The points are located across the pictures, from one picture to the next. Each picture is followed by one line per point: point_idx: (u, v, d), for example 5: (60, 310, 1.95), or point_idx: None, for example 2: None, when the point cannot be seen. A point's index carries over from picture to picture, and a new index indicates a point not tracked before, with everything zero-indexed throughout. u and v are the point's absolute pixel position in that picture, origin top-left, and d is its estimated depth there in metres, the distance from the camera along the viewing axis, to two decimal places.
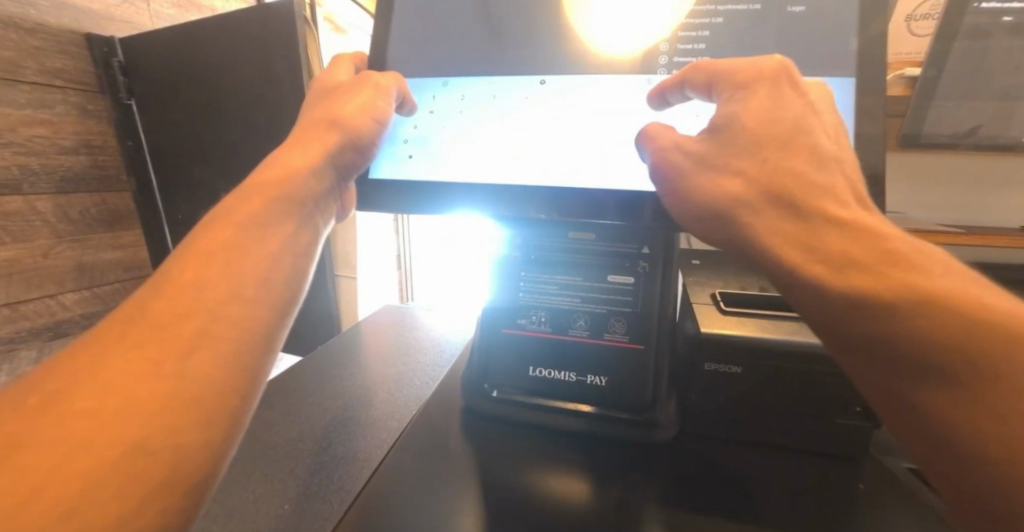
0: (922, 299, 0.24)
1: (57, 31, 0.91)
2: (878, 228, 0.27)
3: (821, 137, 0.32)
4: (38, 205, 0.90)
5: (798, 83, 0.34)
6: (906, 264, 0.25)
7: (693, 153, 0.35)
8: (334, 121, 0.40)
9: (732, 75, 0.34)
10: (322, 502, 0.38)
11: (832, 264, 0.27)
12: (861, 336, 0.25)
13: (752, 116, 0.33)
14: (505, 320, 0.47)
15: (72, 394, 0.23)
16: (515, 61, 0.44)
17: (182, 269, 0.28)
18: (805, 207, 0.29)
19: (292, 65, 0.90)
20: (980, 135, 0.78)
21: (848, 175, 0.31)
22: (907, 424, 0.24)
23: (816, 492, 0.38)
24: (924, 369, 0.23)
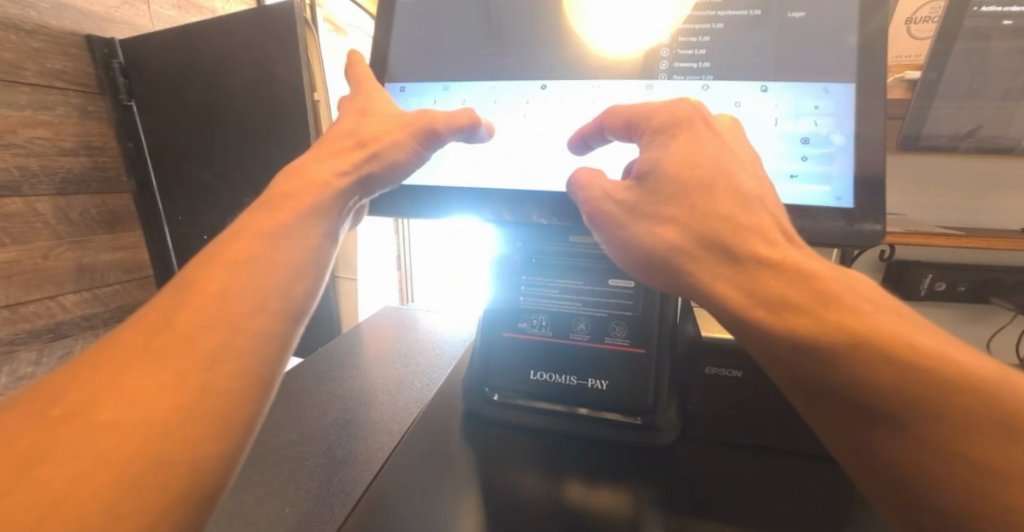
0: (862, 342, 0.23)
1: (57, 33, 0.91)
2: (810, 265, 0.26)
3: (740, 176, 0.31)
4: (38, 207, 0.90)
5: (713, 124, 0.33)
6: (839, 304, 0.24)
7: (623, 202, 0.34)
8: (362, 142, 0.37)
9: (650, 119, 0.34)
10: (326, 505, 0.38)
11: (771, 307, 0.26)
12: (811, 380, 0.25)
13: (674, 162, 0.32)
14: (505, 323, 0.47)
15: (95, 405, 0.22)
16: (516, 65, 0.44)
17: (207, 277, 0.27)
18: (737, 251, 0.28)
19: (293, 65, 0.89)
20: (981, 136, 0.77)
21: (772, 211, 0.30)
22: (865, 462, 0.24)
23: (808, 498, 0.38)
24: (874, 412, 0.23)
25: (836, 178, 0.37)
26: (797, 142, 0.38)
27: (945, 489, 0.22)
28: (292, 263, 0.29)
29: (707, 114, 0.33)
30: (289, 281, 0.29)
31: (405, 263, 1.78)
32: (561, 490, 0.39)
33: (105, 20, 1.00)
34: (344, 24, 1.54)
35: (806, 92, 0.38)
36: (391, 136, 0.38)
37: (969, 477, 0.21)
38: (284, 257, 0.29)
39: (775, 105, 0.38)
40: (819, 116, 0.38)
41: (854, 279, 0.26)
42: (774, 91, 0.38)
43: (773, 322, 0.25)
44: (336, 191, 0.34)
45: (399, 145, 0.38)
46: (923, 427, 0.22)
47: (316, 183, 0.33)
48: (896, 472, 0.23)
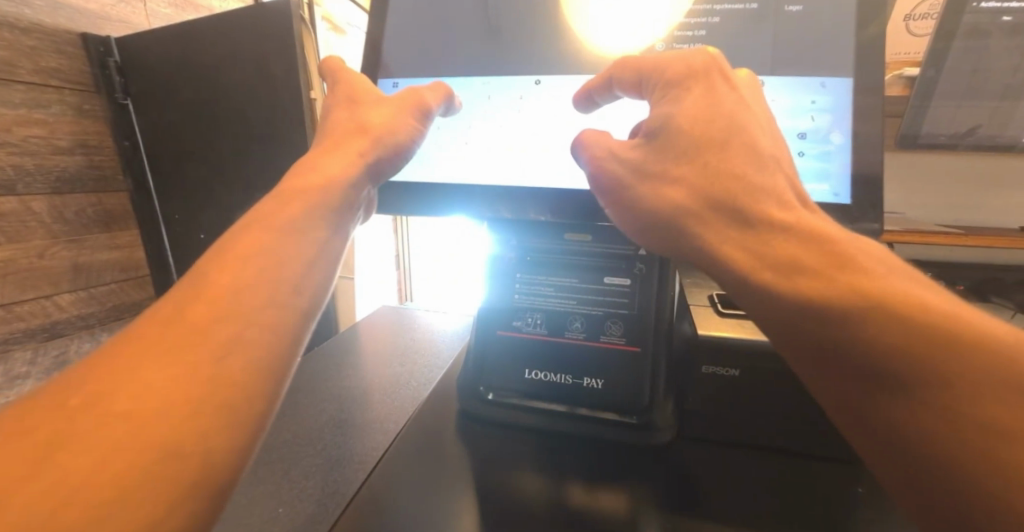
0: (873, 302, 0.22)
1: (52, 31, 0.91)
2: (824, 228, 0.26)
3: (755, 134, 0.30)
4: (33, 205, 0.89)
5: (729, 76, 0.33)
6: (853, 266, 0.24)
7: (629, 161, 0.33)
8: (363, 128, 0.38)
9: (664, 71, 0.33)
10: (320, 506, 0.38)
11: (780, 270, 0.25)
12: (817, 344, 0.24)
13: (688, 118, 0.31)
14: (499, 322, 0.46)
15: (109, 395, 0.21)
16: (511, 61, 0.44)
17: (220, 269, 0.26)
18: (746, 212, 0.27)
19: (290, 62, 0.89)
20: (981, 134, 0.78)
21: (787, 173, 0.29)
22: (870, 430, 0.23)
23: (807, 490, 0.38)
24: (884, 375, 0.22)
25: (835, 175, 0.37)
26: (795, 138, 0.37)
27: (954, 458, 0.20)
28: (307, 257, 0.29)
29: (724, 67, 0.33)
30: (298, 274, 0.28)
31: (403, 263, 1.78)
32: (561, 491, 0.38)
33: (100, 18, 1.00)
34: (342, 23, 1.54)
35: (804, 88, 0.38)
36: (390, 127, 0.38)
37: (977, 440, 0.20)
38: (286, 248, 0.28)
39: (773, 101, 0.38)
40: (816, 113, 0.37)
41: (866, 245, 0.26)
42: (771, 87, 0.38)
43: (779, 286, 0.25)
44: (334, 185, 0.33)
45: (398, 135, 0.38)
46: (934, 390, 0.21)
47: (314, 177, 0.33)
48: (902, 437, 0.22)
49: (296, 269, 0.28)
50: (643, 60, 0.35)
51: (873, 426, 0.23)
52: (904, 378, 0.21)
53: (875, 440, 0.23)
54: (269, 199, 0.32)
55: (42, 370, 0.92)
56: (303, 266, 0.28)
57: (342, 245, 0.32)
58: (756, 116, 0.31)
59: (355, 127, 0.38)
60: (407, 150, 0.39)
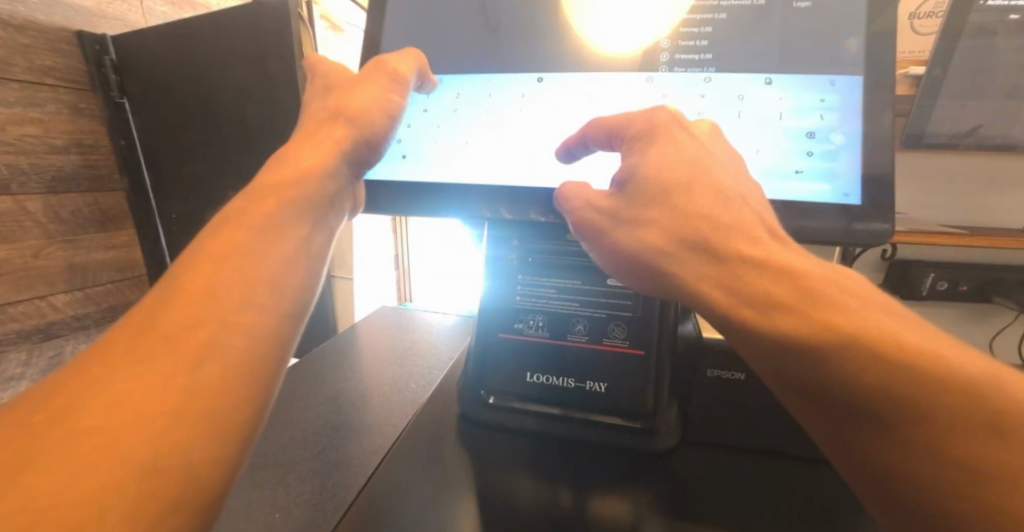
0: (845, 339, 0.22)
1: (47, 29, 0.90)
2: (798, 264, 0.26)
3: (718, 172, 0.31)
4: (27, 205, 0.89)
5: (687, 125, 0.34)
6: (826, 302, 0.24)
7: (604, 209, 0.34)
8: (337, 113, 0.38)
9: (629, 126, 0.35)
10: (317, 511, 0.37)
11: (755, 307, 0.25)
12: (796, 379, 0.24)
13: (654, 165, 0.32)
14: (501, 325, 0.46)
15: (81, 409, 0.21)
16: (512, 59, 0.43)
17: (192, 274, 0.26)
18: (719, 250, 0.28)
19: (288, 60, 0.87)
20: (981, 135, 0.77)
21: (755, 209, 0.30)
22: (854, 466, 0.22)
23: (811, 495, 0.37)
24: (865, 416, 0.22)
25: (842, 175, 0.36)
26: (803, 138, 0.37)
27: (937, 490, 0.20)
28: (289, 257, 0.28)
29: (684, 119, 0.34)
30: (278, 276, 0.27)
31: (401, 263, 1.77)
32: (552, 495, 0.38)
33: (96, 16, 0.99)
34: (341, 22, 1.53)
35: (812, 86, 0.37)
36: None
37: (958, 473, 0.19)
38: (268, 250, 0.28)
39: (780, 99, 0.37)
40: (825, 111, 0.36)
41: (844, 277, 0.26)
42: (778, 85, 0.37)
43: (755, 323, 0.25)
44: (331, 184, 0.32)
45: (375, 126, 0.40)
46: (915, 431, 0.20)
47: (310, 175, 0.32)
48: (886, 475, 0.21)
49: (276, 270, 0.27)
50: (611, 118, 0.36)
51: (856, 459, 0.22)
52: (885, 416, 0.21)
53: (859, 472, 0.22)
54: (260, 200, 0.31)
55: (35, 372, 0.92)
56: (289, 269, 0.28)
57: (322, 240, 0.32)
58: (720, 155, 0.32)
59: (332, 112, 0.39)
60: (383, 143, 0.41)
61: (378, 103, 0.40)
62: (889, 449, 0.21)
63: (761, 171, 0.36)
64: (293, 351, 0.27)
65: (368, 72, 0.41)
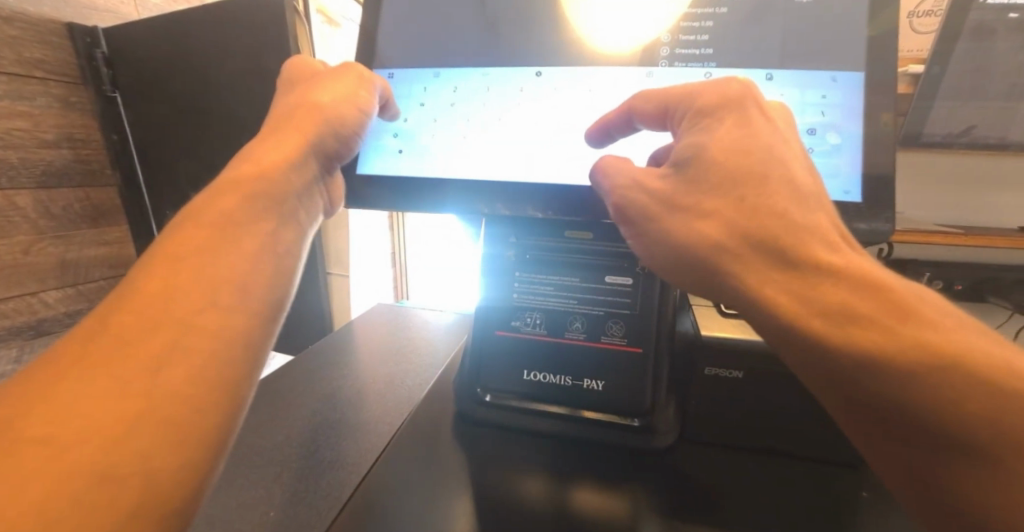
0: (937, 358, 0.22)
1: (35, 21, 0.89)
2: (878, 273, 0.26)
3: (795, 167, 0.29)
4: (16, 200, 0.88)
5: (766, 109, 0.31)
6: (916, 319, 0.24)
7: (656, 193, 0.32)
8: (314, 106, 0.37)
9: (696, 100, 0.32)
10: (308, 509, 0.37)
11: (831, 318, 0.25)
12: (870, 395, 0.24)
13: (722, 148, 0.30)
14: (498, 322, 0.45)
15: (27, 418, 0.20)
16: (512, 53, 0.42)
17: (150, 276, 0.25)
18: (793, 254, 0.27)
19: (283, 55, 0.87)
20: (976, 135, 0.79)
21: (828, 212, 0.29)
22: (916, 480, 0.23)
23: (813, 496, 0.37)
24: (942, 434, 0.22)
25: (843, 172, 0.36)
26: (804, 134, 0.36)
27: (1003, 510, 0.21)
28: (256, 253, 0.28)
29: (763, 102, 0.32)
30: (250, 275, 0.27)
31: (398, 261, 1.77)
32: (566, 497, 0.37)
33: (86, 8, 0.98)
34: (337, 17, 1.52)
35: (813, 81, 0.37)
36: None
37: None
38: (248, 250, 0.28)
39: (780, 95, 0.37)
40: (825, 107, 0.36)
41: (922, 292, 0.26)
42: (779, 81, 0.37)
43: (828, 333, 0.24)
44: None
45: (349, 121, 0.38)
46: (996, 455, 0.21)
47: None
48: (952, 491, 0.22)
49: (246, 266, 0.27)
50: (672, 90, 0.34)
51: (920, 472, 0.23)
52: (966, 438, 0.22)
53: (917, 484, 0.23)
54: (253, 195, 0.30)
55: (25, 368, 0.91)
56: None
57: (296, 236, 0.32)
58: (786, 146, 0.30)
59: (300, 107, 0.37)
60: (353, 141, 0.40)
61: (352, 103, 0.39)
62: (961, 468, 0.22)
63: None
64: (271, 348, 0.27)
65: (339, 71, 0.40)
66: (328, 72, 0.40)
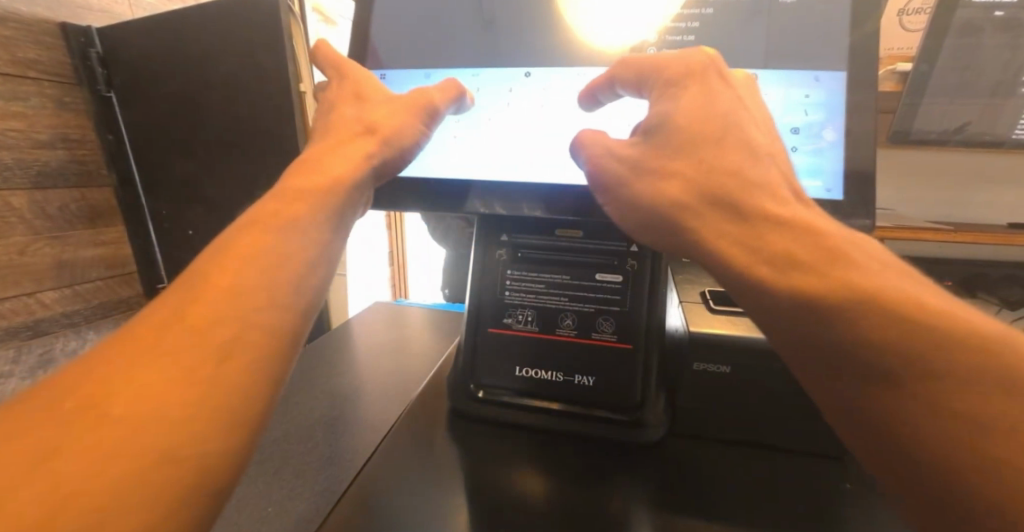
0: (870, 300, 0.22)
1: (29, 21, 0.89)
2: (820, 224, 0.25)
3: (751, 131, 0.30)
4: (11, 201, 0.88)
5: (727, 76, 0.32)
6: (849, 263, 0.23)
7: (626, 159, 0.32)
8: (371, 128, 0.36)
9: (663, 71, 0.32)
10: (302, 502, 0.38)
11: (776, 265, 0.24)
12: (813, 341, 0.23)
13: (686, 115, 0.30)
14: (490, 319, 0.46)
15: (101, 404, 0.20)
16: (503, 53, 0.43)
17: (219, 270, 0.25)
18: (743, 206, 0.27)
19: (278, 53, 0.87)
20: (969, 132, 0.80)
21: (782, 170, 0.29)
22: (860, 424, 0.23)
23: (802, 488, 0.38)
24: (881, 377, 0.21)
25: (826, 171, 0.37)
26: (786, 133, 0.37)
27: (954, 460, 0.20)
28: (306, 258, 0.28)
29: (723, 67, 0.32)
30: (303, 276, 0.27)
31: None
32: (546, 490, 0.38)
33: (79, 8, 0.98)
34: (332, 15, 1.52)
35: (798, 81, 0.37)
36: (409, 129, 0.38)
37: (977, 443, 0.19)
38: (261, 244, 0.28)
39: (765, 96, 0.38)
40: (809, 107, 0.37)
41: (863, 242, 0.25)
42: (764, 81, 0.38)
43: (772, 281, 0.24)
44: (345, 187, 0.32)
45: (404, 133, 0.37)
46: (933, 396, 0.20)
47: (322, 180, 0.32)
48: (893, 430, 0.21)
49: (297, 270, 0.27)
50: (649, 61, 0.33)
51: (872, 423, 0.22)
52: (904, 379, 0.21)
53: (873, 438, 0.22)
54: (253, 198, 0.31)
55: (26, 369, 0.92)
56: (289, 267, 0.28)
57: (341, 243, 0.31)
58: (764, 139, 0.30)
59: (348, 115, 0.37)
60: (414, 148, 0.38)
61: (407, 117, 0.38)
62: (908, 417, 0.21)
63: None
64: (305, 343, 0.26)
65: (409, 98, 0.39)
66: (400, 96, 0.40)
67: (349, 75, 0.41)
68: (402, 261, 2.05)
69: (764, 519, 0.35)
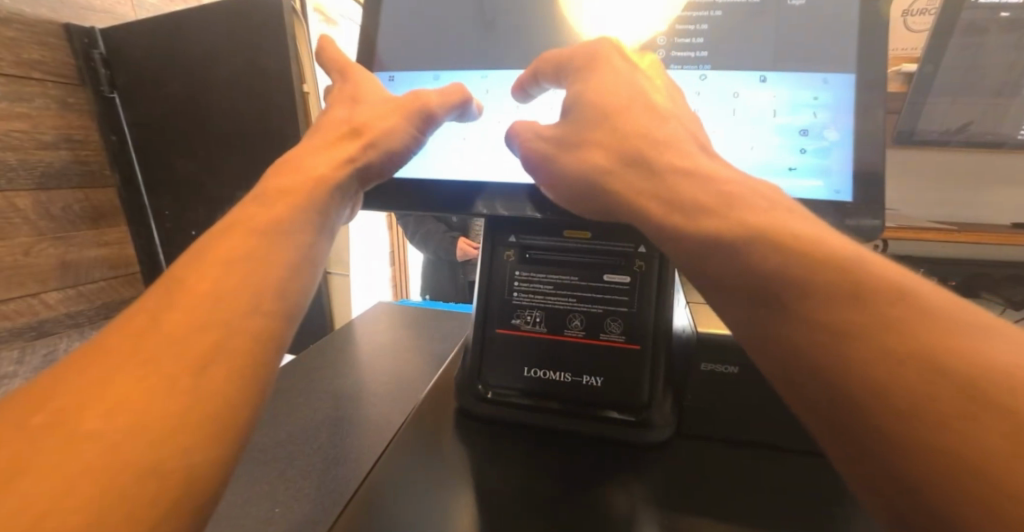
0: (754, 231, 0.23)
1: (32, 22, 0.89)
2: (728, 176, 0.27)
3: (653, 96, 0.32)
4: (17, 202, 0.88)
5: (625, 57, 0.34)
6: (744, 205, 0.24)
7: (550, 138, 0.34)
8: (359, 132, 0.37)
9: (572, 60, 0.34)
10: (307, 502, 0.38)
11: (686, 214, 0.25)
12: (736, 283, 0.23)
13: (595, 89, 0.33)
14: (498, 320, 0.46)
15: (73, 420, 0.20)
16: (510, 54, 0.43)
17: (196, 278, 0.26)
18: (653, 163, 0.28)
19: (281, 55, 0.87)
20: (971, 131, 0.81)
21: (689, 128, 0.31)
22: (766, 355, 0.22)
23: (814, 489, 0.38)
24: (769, 299, 0.22)
25: (835, 172, 0.37)
26: (795, 134, 0.37)
27: (838, 369, 0.19)
28: (289, 263, 0.28)
29: (617, 53, 0.34)
30: (285, 279, 0.28)
31: None
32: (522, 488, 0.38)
33: (82, 9, 0.98)
34: (334, 15, 1.52)
35: (807, 83, 0.37)
36: (396, 133, 0.38)
37: (850, 344, 0.19)
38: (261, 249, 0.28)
39: (774, 97, 0.38)
40: (818, 108, 0.37)
41: (772, 194, 0.26)
42: (772, 82, 0.38)
43: (681, 228, 0.25)
44: (324, 188, 0.33)
45: (393, 138, 0.38)
46: (809, 306, 0.20)
47: (314, 184, 0.32)
48: (812, 368, 0.20)
49: (281, 273, 0.27)
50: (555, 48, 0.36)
51: (773, 349, 0.21)
52: (784, 295, 0.21)
53: (778, 367, 0.21)
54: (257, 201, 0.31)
55: (30, 369, 0.92)
56: (287, 272, 0.28)
57: (324, 246, 0.32)
58: None
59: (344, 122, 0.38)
60: (401, 156, 0.38)
61: (399, 120, 0.38)
62: (795, 332, 0.20)
63: (753, 169, 0.37)
64: (288, 347, 0.27)
65: (404, 103, 0.39)
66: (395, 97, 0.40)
67: (351, 79, 0.41)
68: (402, 261, 2.06)
69: (772, 520, 0.35)
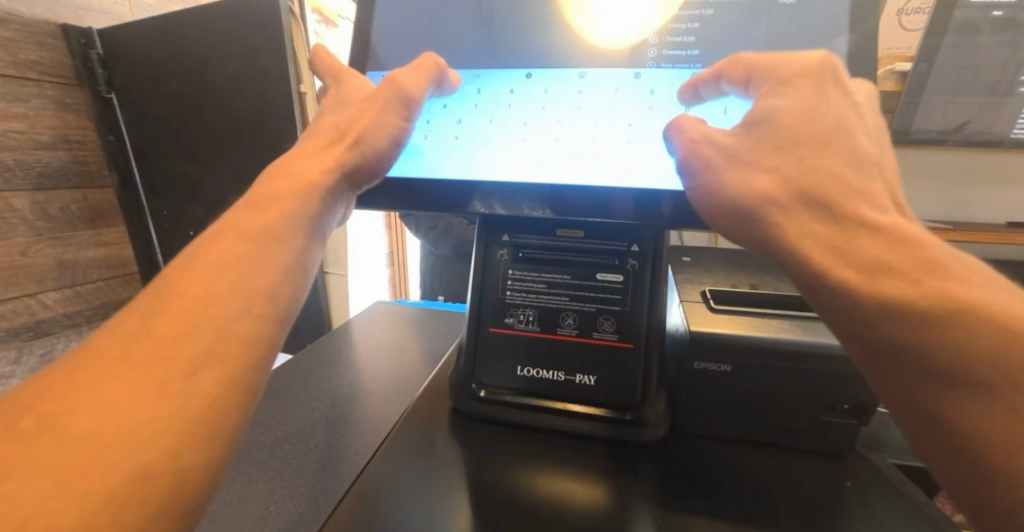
0: (958, 310, 0.23)
1: (30, 22, 0.90)
2: (913, 231, 0.26)
3: (860, 137, 0.29)
4: (14, 202, 0.89)
5: (842, 79, 0.31)
6: (942, 272, 0.24)
7: (724, 147, 0.32)
8: (346, 136, 0.37)
9: (776, 68, 0.32)
10: (297, 499, 0.38)
11: (864, 270, 0.25)
12: (898, 344, 0.24)
13: (793, 113, 0.30)
14: (492, 319, 0.46)
15: (59, 424, 0.21)
16: (504, 54, 0.43)
17: (186, 281, 0.26)
18: (838, 210, 0.27)
19: (277, 53, 0.87)
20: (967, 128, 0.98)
21: (886, 179, 0.29)
22: (927, 422, 0.24)
23: (809, 486, 0.38)
24: (956, 380, 0.23)
25: None
26: None
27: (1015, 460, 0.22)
28: (281, 266, 0.28)
29: (839, 72, 0.31)
30: (277, 283, 0.28)
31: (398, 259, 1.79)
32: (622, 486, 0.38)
33: (81, 9, 0.99)
34: (333, 15, 1.54)
35: None
36: (383, 132, 0.38)
37: None
38: (254, 250, 0.28)
39: None
40: None
41: (952, 248, 0.26)
42: None
43: (861, 285, 0.25)
44: (316, 192, 0.33)
45: (378, 138, 0.37)
46: (1004, 402, 0.22)
47: (302, 187, 0.32)
48: (955, 433, 0.23)
49: (273, 277, 0.28)
50: (756, 60, 0.33)
51: (939, 422, 0.24)
52: (978, 384, 0.23)
53: (935, 435, 0.24)
54: (252, 202, 0.31)
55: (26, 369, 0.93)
56: (277, 274, 0.28)
57: (318, 248, 0.32)
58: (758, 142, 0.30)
59: (335, 127, 0.37)
60: (389, 153, 0.38)
61: (381, 114, 0.38)
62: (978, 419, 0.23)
63: None
64: (279, 348, 0.27)
65: (378, 94, 0.38)
66: (368, 93, 0.39)
67: (346, 79, 0.41)
68: (402, 262, 2.09)
69: (764, 519, 0.35)
